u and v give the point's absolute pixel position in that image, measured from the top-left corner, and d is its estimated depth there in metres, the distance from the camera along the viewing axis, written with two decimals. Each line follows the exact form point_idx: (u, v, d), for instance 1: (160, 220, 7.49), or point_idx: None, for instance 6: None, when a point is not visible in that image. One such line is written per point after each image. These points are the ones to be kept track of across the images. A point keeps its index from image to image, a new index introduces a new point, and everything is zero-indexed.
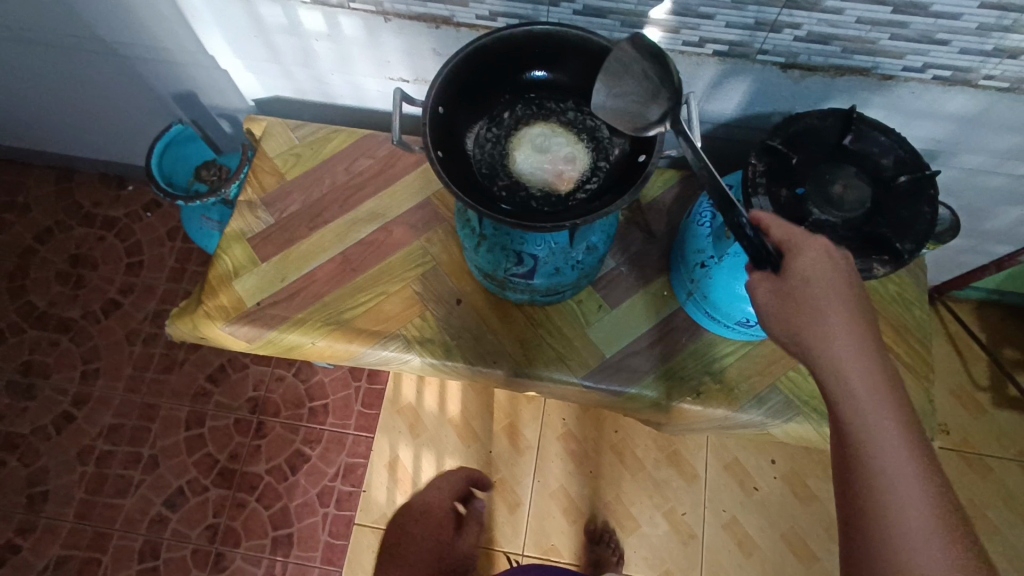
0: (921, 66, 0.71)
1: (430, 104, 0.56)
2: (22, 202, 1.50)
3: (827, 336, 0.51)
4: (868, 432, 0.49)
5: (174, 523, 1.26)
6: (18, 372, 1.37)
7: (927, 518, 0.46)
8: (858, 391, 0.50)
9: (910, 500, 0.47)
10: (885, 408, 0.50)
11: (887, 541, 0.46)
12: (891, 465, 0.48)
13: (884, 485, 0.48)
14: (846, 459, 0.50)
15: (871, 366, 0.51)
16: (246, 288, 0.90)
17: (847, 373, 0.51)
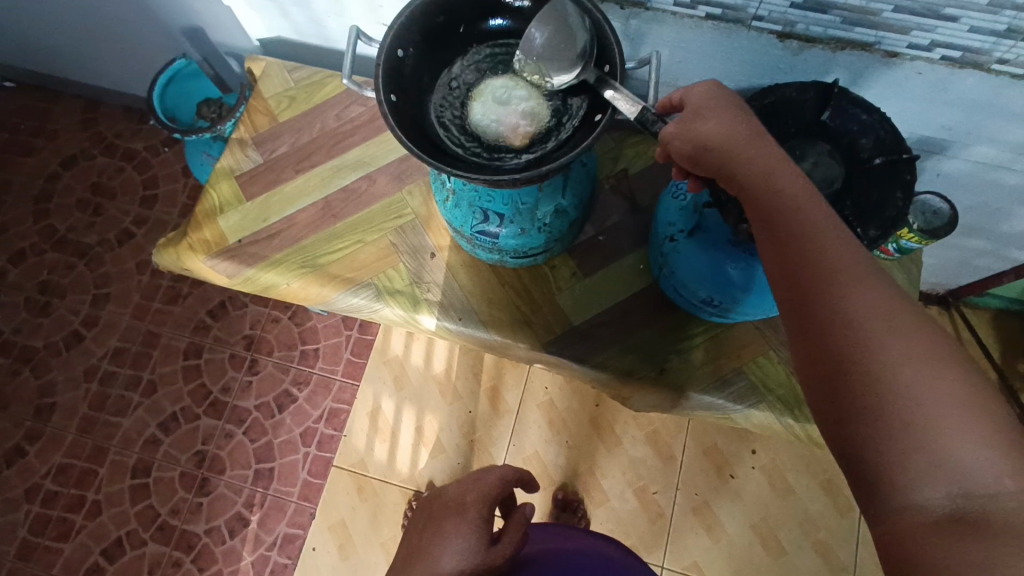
0: (928, 44, 0.64)
1: (388, 45, 0.55)
2: (52, 129, 1.56)
3: (763, 199, 0.48)
4: (818, 284, 0.44)
5: (166, 446, 1.32)
6: (35, 290, 1.44)
7: (905, 354, 0.40)
8: (799, 243, 0.46)
9: (881, 337, 0.41)
10: (833, 253, 0.45)
11: (863, 393, 0.40)
12: (851, 307, 0.42)
13: (848, 332, 0.42)
14: (802, 319, 0.45)
15: (814, 216, 0.46)
16: (229, 225, 0.93)
17: (785, 229, 0.47)
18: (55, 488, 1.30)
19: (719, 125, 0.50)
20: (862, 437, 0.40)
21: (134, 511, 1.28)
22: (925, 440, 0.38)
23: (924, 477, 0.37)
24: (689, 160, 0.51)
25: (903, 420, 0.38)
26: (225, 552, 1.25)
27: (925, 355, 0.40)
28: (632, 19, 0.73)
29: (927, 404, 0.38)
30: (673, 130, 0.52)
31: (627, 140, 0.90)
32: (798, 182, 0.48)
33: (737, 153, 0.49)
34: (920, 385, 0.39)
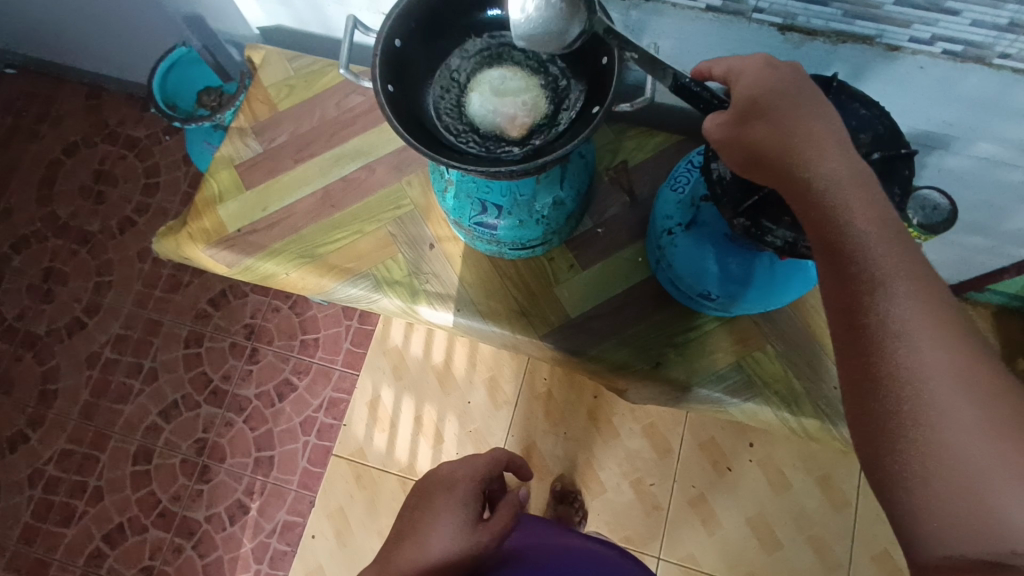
0: (929, 38, 0.64)
1: (385, 35, 0.55)
2: (54, 116, 1.56)
3: (821, 221, 0.47)
4: (880, 326, 0.43)
5: (167, 433, 1.33)
6: (38, 277, 1.44)
7: (966, 411, 0.40)
8: (864, 283, 0.45)
9: (942, 392, 0.40)
10: (900, 297, 0.43)
11: (915, 446, 0.41)
12: (914, 357, 0.42)
13: (907, 384, 0.42)
14: (859, 363, 0.44)
15: (883, 250, 0.45)
16: (229, 213, 0.93)
17: (848, 265, 0.46)
18: (58, 474, 1.32)
19: (766, 129, 0.50)
20: (907, 485, 0.41)
21: (135, 497, 1.30)
22: (972, 497, 0.38)
23: (964, 530, 0.38)
24: (743, 165, 0.52)
25: (954, 478, 0.39)
26: (225, 538, 1.26)
27: (980, 405, 0.40)
28: (632, 10, 0.74)
29: (980, 462, 0.38)
30: (728, 131, 0.51)
31: (627, 132, 0.90)
32: (867, 195, 0.47)
33: (796, 162, 0.49)
34: (977, 445, 0.39)
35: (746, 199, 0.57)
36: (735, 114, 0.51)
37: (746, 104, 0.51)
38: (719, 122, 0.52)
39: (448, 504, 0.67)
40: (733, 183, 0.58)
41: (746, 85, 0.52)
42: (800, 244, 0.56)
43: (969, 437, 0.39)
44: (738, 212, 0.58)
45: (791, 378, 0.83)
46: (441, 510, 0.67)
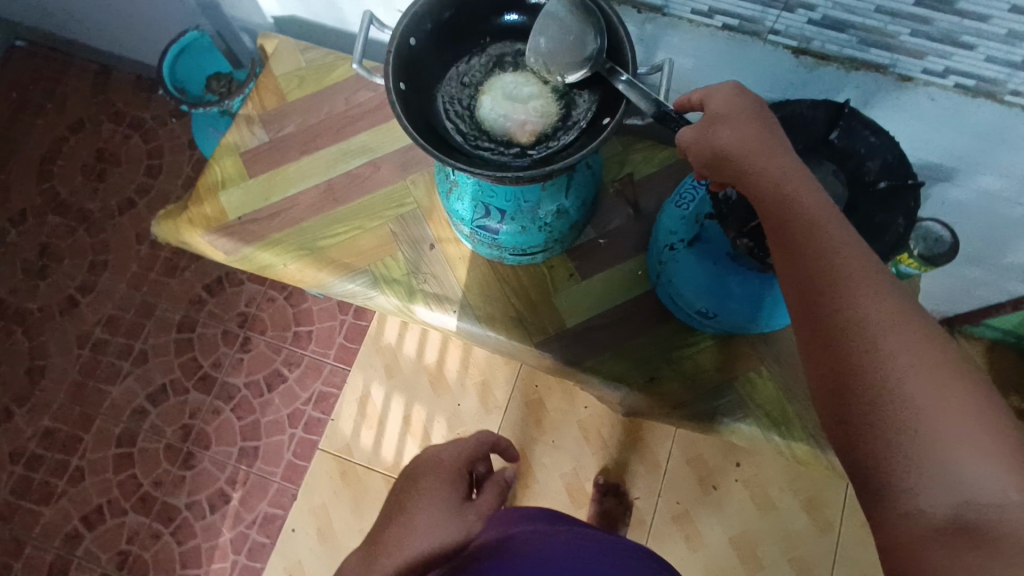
0: (942, 70, 0.64)
1: (400, 32, 0.55)
2: (61, 92, 1.55)
3: (774, 207, 0.47)
4: (829, 294, 0.43)
5: (153, 417, 1.32)
6: (33, 253, 1.43)
7: (914, 364, 0.39)
8: (813, 252, 0.44)
9: (890, 348, 0.40)
10: (844, 265, 0.43)
11: (875, 412, 0.40)
12: (859, 317, 0.41)
13: (856, 343, 0.41)
14: (811, 329, 0.44)
15: (830, 224, 0.45)
16: (230, 201, 0.92)
17: (801, 237, 0.45)
18: (39, 452, 1.30)
19: (731, 130, 0.50)
20: (867, 445, 0.40)
21: (116, 480, 1.28)
22: (930, 459, 0.38)
23: (923, 487, 0.38)
24: (706, 164, 0.52)
25: (913, 440, 0.38)
26: (205, 526, 1.25)
27: (931, 363, 0.39)
28: (647, 24, 0.74)
29: (933, 418, 0.38)
30: (691, 134, 0.52)
31: (635, 144, 0.90)
32: (818, 193, 0.47)
33: (778, 162, 0.49)
34: (932, 406, 0.38)
35: (752, 220, 0.58)
36: (702, 124, 0.52)
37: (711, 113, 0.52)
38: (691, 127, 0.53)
39: (434, 491, 0.66)
40: (739, 204, 0.58)
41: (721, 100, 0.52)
42: None
43: (925, 398, 0.38)
44: (743, 232, 0.58)
45: (783, 401, 0.83)
46: (429, 498, 0.65)
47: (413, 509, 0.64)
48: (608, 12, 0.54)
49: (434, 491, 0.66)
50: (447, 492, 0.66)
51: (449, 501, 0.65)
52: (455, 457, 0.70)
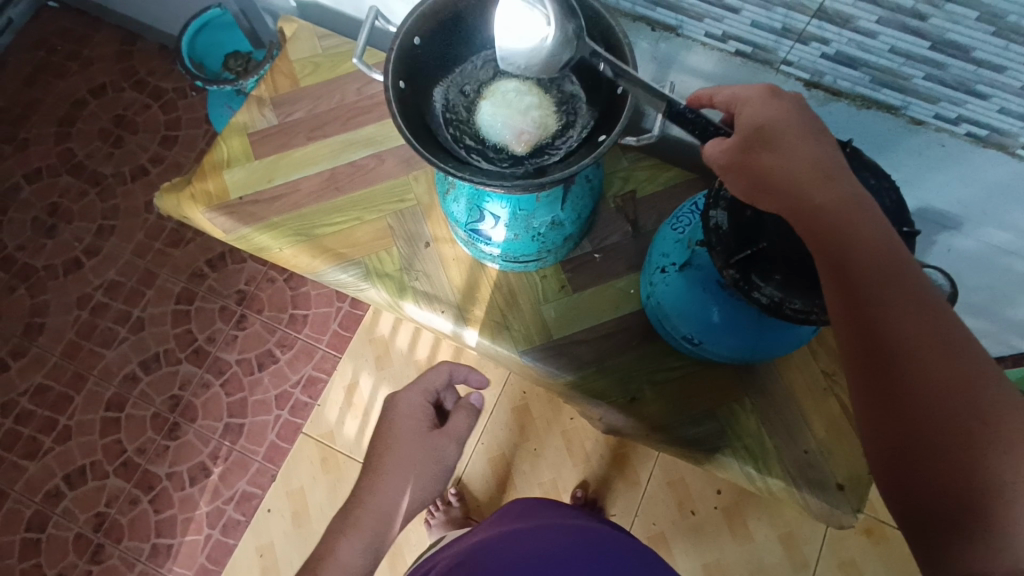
0: (954, 117, 0.63)
1: (404, 31, 0.55)
2: (87, 55, 1.57)
3: (828, 250, 0.45)
4: (883, 334, 0.41)
5: (144, 384, 1.33)
6: (44, 211, 1.45)
7: (974, 417, 0.37)
8: (872, 304, 0.42)
9: (952, 412, 0.38)
10: (905, 321, 0.41)
11: (928, 463, 0.38)
12: (922, 378, 0.39)
13: (918, 405, 0.39)
14: (868, 386, 0.42)
15: (892, 272, 0.42)
16: (233, 180, 0.93)
17: (860, 286, 0.43)
18: (30, 407, 1.32)
19: (778, 156, 0.47)
20: (922, 510, 0.38)
21: (101, 443, 1.30)
22: (992, 517, 0.36)
23: (980, 548, 0.36)
24: (749, 195, 0.49)
25: (971, 496, 0.36)
26: (183, 498, 1.26)
27: (995, 416, 0.37)
28: (661, 42, 0.73)
29: (996, 481, 0.36)
30: (722, 155, 0.49)
31: (641, 162, 0.89)
32: (859, 220, 0.45)
33: (803, 189, 0.47)
34: (993, 461, 0.36)
35: (739, 252, 0.57)
36: (740, 140, 0.49)
37: (754, 131, 0.49)
38: (723, 147, 0.49)
39: (403, 437, 0.69)
40: (728, 235, 0.58)
41: (751, 112, 0.50)
42: (786, 305, 0.56)
43: (987, 454, 0.36)
44: (729, 263, 0.57)
45: (764, 434, 0.82)
46: (400, 449, 0.68)
47: (388, 462, 0.67)
48: (617, 34, 0.55)
49: (404, 438, 0.69)
50: (421, 450, 0.68)
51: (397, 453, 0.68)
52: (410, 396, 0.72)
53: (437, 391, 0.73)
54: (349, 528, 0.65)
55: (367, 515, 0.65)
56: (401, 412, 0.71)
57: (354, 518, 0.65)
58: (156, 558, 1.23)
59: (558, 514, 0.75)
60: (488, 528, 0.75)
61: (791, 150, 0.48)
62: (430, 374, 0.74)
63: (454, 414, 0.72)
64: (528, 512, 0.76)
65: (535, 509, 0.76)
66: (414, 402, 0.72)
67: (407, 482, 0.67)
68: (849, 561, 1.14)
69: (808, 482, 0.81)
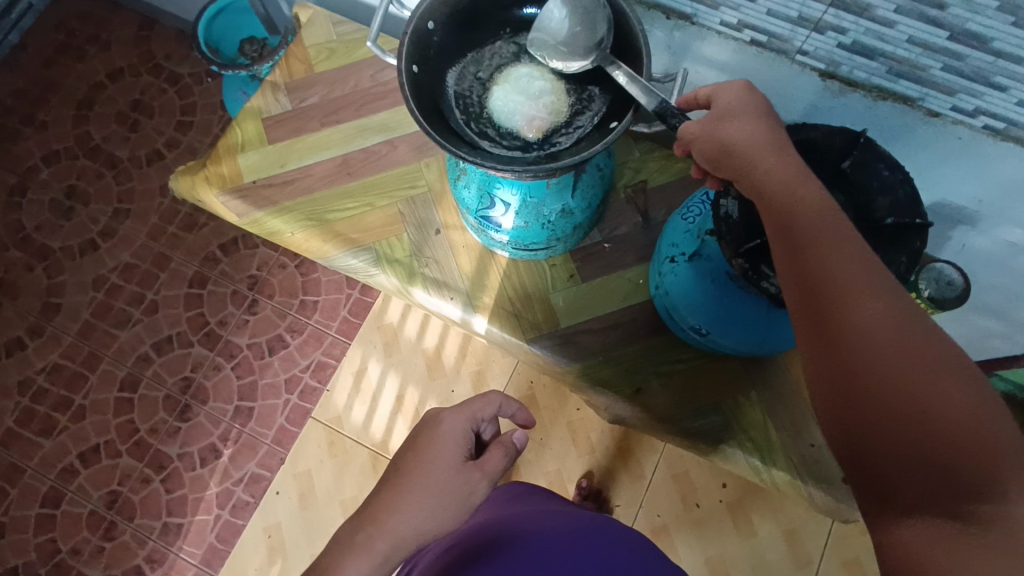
0: (972, 109, 0.62)
1: (420, 14, 0.55)
2: (105, 39, 1.59)
3: (777, 212, 0.46)
4: (824, 285, 0.42)
5: (157, 365, 1.35)
6: (62, 193, 1.47)
7: (908, 360, 0.38)
8: (814, 257, 0.43)
9: (892, 350, 0.39)
10: (846, 271, 0.42)
11: (871, 410, 0.38)
12: (859, 323, 0.40)
13: (857, 349, 0.40)
14: (812, 331, 0.42)
15: (835, 227, 0.44)
16: (247, 164, 0.94)
17: (803, 242, 0.44)
18: (46, 385, 1.34)
19: (743, 129, 0.49)
20: (877, 457, 0.38)
21: (115, 422, 1.32)
22: (934, 458, 0.36)
23: (926, 489, 0.36)
24: (711, 160, 0.51)
25: (910, 438, 0.37)
26: (193, 478, 1.28)
27: (927, 359, 0.38)
28: (676, 31, 0.72)
29: (935, 421, 0.36)
30: (697, 130, 0.51)
31: (652, 153, 0.89)
32: (812, 188, 0.46)
33: (759, 157, 0.48)
34: (929, 403, 0.37)
35: (749, 242, 0.57)
36: (709, 119, 0.51)
37: (722, 110, 0.51)
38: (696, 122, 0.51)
39: (437, 463, 0.59)
40: (738, 225, 0.58)
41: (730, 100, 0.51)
42: None
43: (922, 395, 0.37)
44: (739, 253, 0.57)
45: (770, 428, 0.82)
46: (432, 477, 0.57)
47: (414, 485, 0.57)
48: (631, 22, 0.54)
49: (438, 463, 0.58)
50: (452, 483, 0.58)
51: (425, 479, 0.57)
52: (452, 420, 0.62)
53: (482, 421, 0.64)
54: (355, 548, 0.54)
55: (378, 537, 0.54)
56: (441, 435, 0.60)
57: (365, 536, 0.55)
58: (166, 536, 1.25)
59: (546, 503, 0.76)
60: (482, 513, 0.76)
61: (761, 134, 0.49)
62: (480, 401, 0.64)
63: (490, 450, 0.62)
64: (522, 497, 0.78)
65: (530, 495, 0.78)
66: (456, 427, 0.61)
67: (430, 513, 0.56)
68: (852, 559, 1.14)
69: (813, 476, 0.81)
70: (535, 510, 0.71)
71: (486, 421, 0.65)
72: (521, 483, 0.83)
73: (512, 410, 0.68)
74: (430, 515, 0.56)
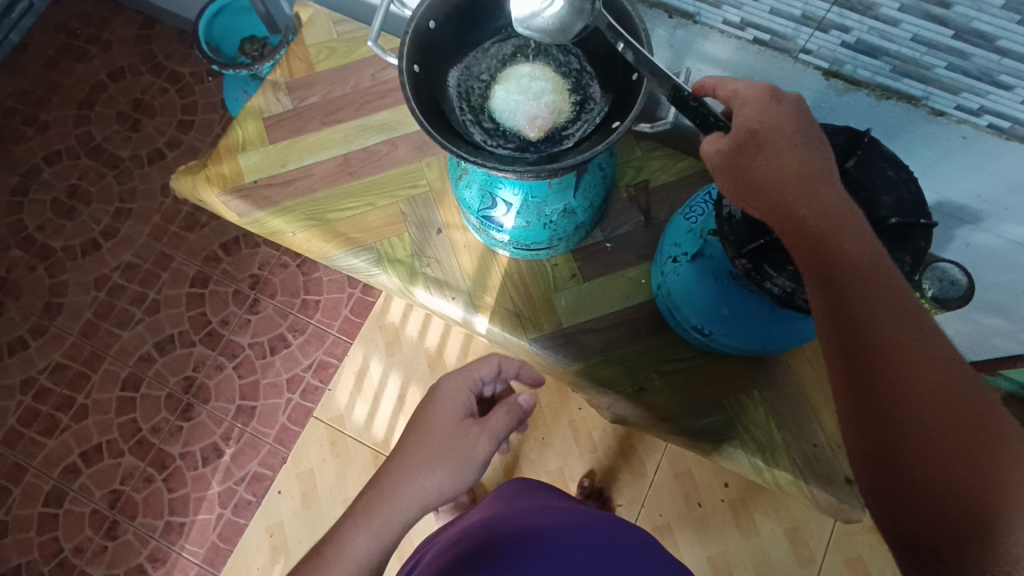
0: (977, 109, 0.61)
1: (421, 14, 0.55)
2: (106, 39, 1.59)
3: (814, 261, 0.46)
4: (865, 342, 0.42)
5: (158, 365, 1.35)
6: (63, 193, 1.47)
7: (952, 423, 0.39)
8: (855, 314, 0.43)
9: (935, 412, 0.39)
10: (883, 323, 0.42)
11: (911, 469, 0.40)
12: (901, 383, 0.40)
13: (899, 410, 0.40)
14: (852, 387, 0.43)
15: (875, 280, 0.43)
16: (248, 164, 0.94)
17: (843, 297, 0.44)
18: (49, 385, 1.35)
19: (779, 162, 0.48)
20: (916, 515, 0.39)
21: (117, 422, 1.32)
22: (975, 522, 0.37)
23: (967, 552, 0.37)
24: (737, 193, 0.50)
25: (950, 500, 0.38)
26: (195, 477, 1.28)
27: (972, 421, 0.38)
28: (678, 29, 0.72)
29: (974, 484, 0.37)
30: (724, 161, 0.50)
31: (653, 152, 0.89)
32: (851, 230, 0.45)
33: (795, 201, 0.47)
34: (971, 468, 0.37)
35: (752, 241, 0.57)
36: (736, 141, 0.49)
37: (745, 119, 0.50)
38: (719, 146, 0.50)
39: (439, 419, 0.64)
40: (741, 224, 0.58)
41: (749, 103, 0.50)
42: (798, 296, 0.55)
43: (966, 459, 0.38)
44: (741, 253, 0.57)
45: (772, 427, 0.82)
46: (434, 432, 0.63)
47: (418, 439, 0.63)
48: (632, 19, 0.54)
49: (440, 419, 0.64)
50: (453, 433, 0.63)
51: (430, 433, 0.63)
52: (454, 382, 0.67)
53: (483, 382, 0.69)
54: (370, 500, 0.61)
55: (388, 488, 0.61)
56: (443, 396, 0.66)
57: (378, 488, 0.61)
58: (169, 535, 1.25)
59: (548, 499, 0.76)
60: (490, 505, 0.77)
61: (780, 150, 0.48)
62: (479, 362, 0.70)
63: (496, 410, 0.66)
64: (526, 492, 0.78)
65: (534, 491, 0.78)
66: (457, 392, 0.67)
67: (435, 464, 0.61)
68: (855, 558, 1.13)
69: (816, 475, 0.81)
70: (535, 507, 0.71)
71: (489, 380, 0.71)
72: (523, 480, 0.83)
73: (515, 371, 0.73)
74: (435, 466, 0.61)
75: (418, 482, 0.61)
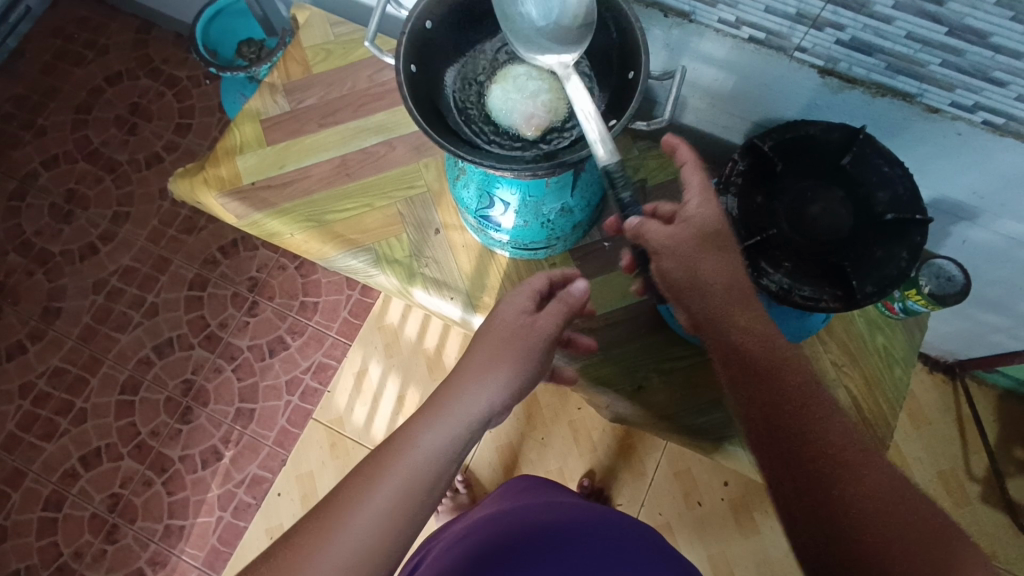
0: (971, 105, 0.62)
1: (417, 14, 0.56)
2: (103, 43, 1.59)
3: (750, 373, 0.55)
4: (800, 439, 0.51)
5: (157, 368, 1.35)
6: (61, 197, 1.47)
7: (882, 500, 0.47)
8: (787, 418, 0.53)
9: (866, 493, 0.48)
10: (810, 426, 0.52)
11: (863, 543, 0.46)
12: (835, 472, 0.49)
13: (839, 493, 0.48)
14: (798, 480, 0.50)
15: (798, 390, 0.54)
16: (246, 166, 0.94)
17: (774, 406, 0.53)
18: (47, 389, 1.35)
19: (716, 263, 0.58)
20: None
21: (116, 425, 1.32)
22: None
23: None
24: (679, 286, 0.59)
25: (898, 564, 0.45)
26: (194, 480, 1.28)
27: (896, 498, 0.48)
28: (674, 29, 0.72)
29: (912, 548, 0.45)
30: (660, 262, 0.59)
31: (651, 152, 0.89)
32: (775, 342, 0.56)
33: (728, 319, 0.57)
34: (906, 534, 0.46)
35: (750, 239, 0.62)
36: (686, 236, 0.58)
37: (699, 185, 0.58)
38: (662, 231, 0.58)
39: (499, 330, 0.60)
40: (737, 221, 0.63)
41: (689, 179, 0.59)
42: (795, 291, 0.60)
43: (900, 529, 0.46)
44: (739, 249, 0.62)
45: None
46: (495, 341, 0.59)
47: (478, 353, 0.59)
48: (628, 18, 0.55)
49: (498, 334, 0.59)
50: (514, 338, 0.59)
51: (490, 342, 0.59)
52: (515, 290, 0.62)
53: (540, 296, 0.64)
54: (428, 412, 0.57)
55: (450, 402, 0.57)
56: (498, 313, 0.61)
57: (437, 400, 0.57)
58: (168, 539, 1.25)
59: (554, 494, 0.76)
60: (494, 504, 0.76)
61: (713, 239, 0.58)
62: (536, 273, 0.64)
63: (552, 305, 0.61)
64: (532, 488, 0.78)
65: (539, 487, 0.78)
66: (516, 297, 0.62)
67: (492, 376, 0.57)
68: None
69: None
70: (543, 503, 0.71)
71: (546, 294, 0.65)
72: (528, 478, 0.83)
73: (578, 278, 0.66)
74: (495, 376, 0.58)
75: (478, 388, 0.57)
